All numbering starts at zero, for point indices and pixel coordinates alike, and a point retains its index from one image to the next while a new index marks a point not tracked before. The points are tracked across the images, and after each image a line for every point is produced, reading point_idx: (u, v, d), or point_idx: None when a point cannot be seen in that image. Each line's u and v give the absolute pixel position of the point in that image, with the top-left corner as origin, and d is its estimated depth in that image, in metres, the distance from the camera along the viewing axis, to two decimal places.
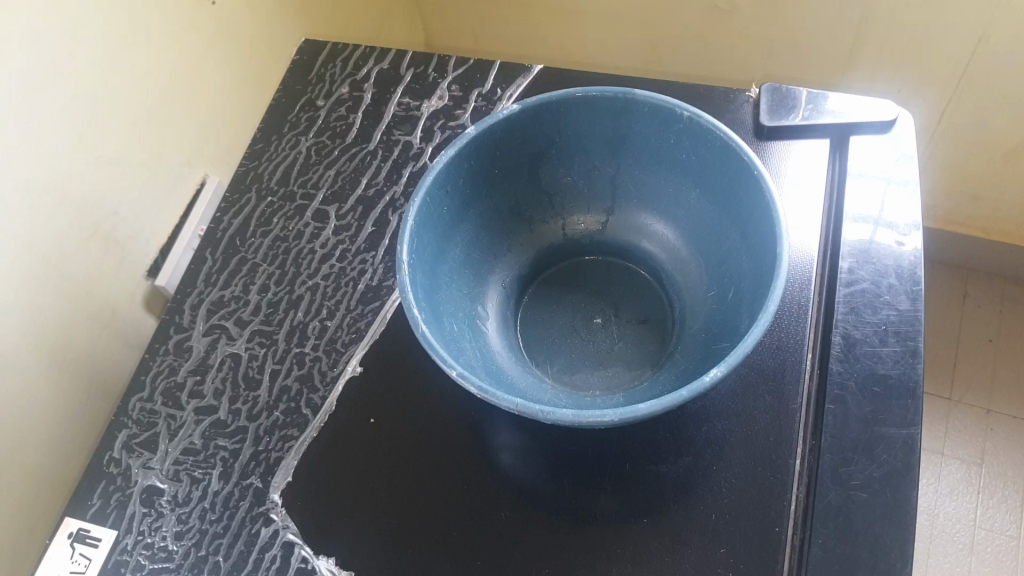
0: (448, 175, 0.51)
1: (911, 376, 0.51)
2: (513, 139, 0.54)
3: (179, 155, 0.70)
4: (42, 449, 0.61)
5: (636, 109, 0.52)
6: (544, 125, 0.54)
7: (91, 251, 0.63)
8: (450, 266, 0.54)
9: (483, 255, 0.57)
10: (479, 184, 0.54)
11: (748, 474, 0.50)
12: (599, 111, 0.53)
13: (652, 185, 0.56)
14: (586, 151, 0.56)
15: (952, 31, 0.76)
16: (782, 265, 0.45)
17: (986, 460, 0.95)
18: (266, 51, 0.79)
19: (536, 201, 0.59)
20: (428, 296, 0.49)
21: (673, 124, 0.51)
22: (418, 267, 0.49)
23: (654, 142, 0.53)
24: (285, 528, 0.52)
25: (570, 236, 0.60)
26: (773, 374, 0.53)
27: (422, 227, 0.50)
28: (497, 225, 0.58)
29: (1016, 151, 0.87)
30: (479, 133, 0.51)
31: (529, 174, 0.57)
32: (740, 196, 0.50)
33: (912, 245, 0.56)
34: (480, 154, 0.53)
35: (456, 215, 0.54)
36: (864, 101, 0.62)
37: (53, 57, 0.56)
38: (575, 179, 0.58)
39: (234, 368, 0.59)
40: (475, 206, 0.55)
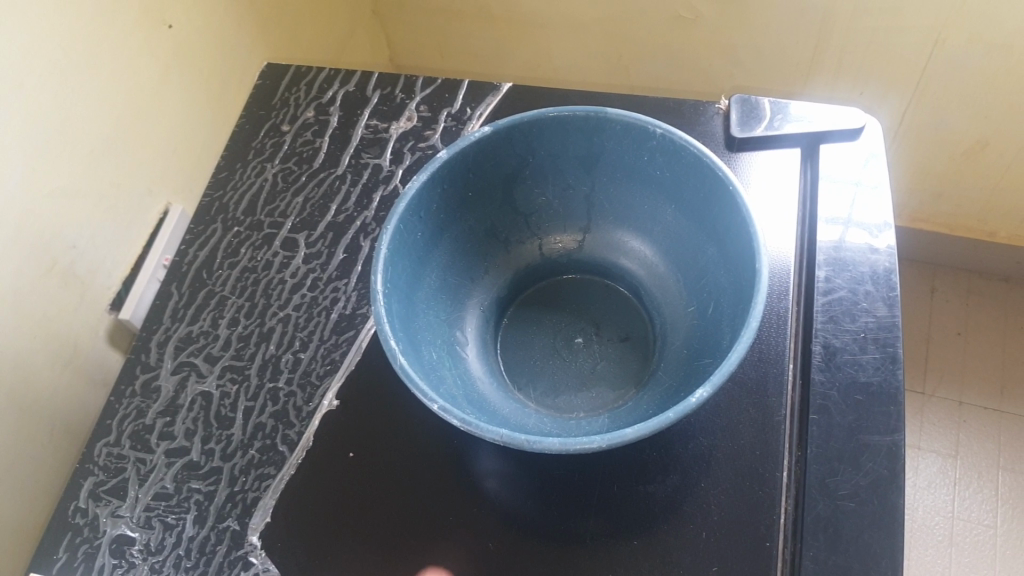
0: (421, 201, 0.50)
1: (892, 382, 0.51)
2: (485, 161, 0.53)
3: (138, 187, 0.68)
4: (7, 497, 0.59)
5: (610, 126, 0.52)
6: (516, 145, 0.53)
7: (48, 290, 0.61)
8: (427, 294, 0.53)
9: (461, 280, 0.56)
10: (452, 208, 0.53)
11: (734, 491, 0.49)
12: (571, 130, 0.52)
13: (627, 202, 0.56)
14: (560, 170, 0.55)
15: (912, 33, 0.77)
16: (762, 280, 0.44)
17: (960, 452, 0.96)
18: (226, 76, 0.77)
19: (512, 224, 0.58)
20: (406, 327, 0.48)
21: (646, 141, 0.51)
22: (395, 298, 0.48)
23: (628, 159, 0.53)
24: (265, 571, 0.50)
25: (547, 255, 0.60)
26: (756, 388, 0.52)
27: (397, 254, 0.49)
28: (473, 250, 0.57)
29: (976, 148, 0.88)
30: (450, 158, 0.51)
31: (504, 196, 0.56)
32: (717, 211, 0.49)
33: (886, 251, 0.56)
34: (452, 178, 0.52)
35: (430, 242, 0.53)
36: (832, 108, 0.62)
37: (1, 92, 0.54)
38: (549, 198, 0.57)
39: (206, 406, 0.58)
40: (450, 232, 0.54)
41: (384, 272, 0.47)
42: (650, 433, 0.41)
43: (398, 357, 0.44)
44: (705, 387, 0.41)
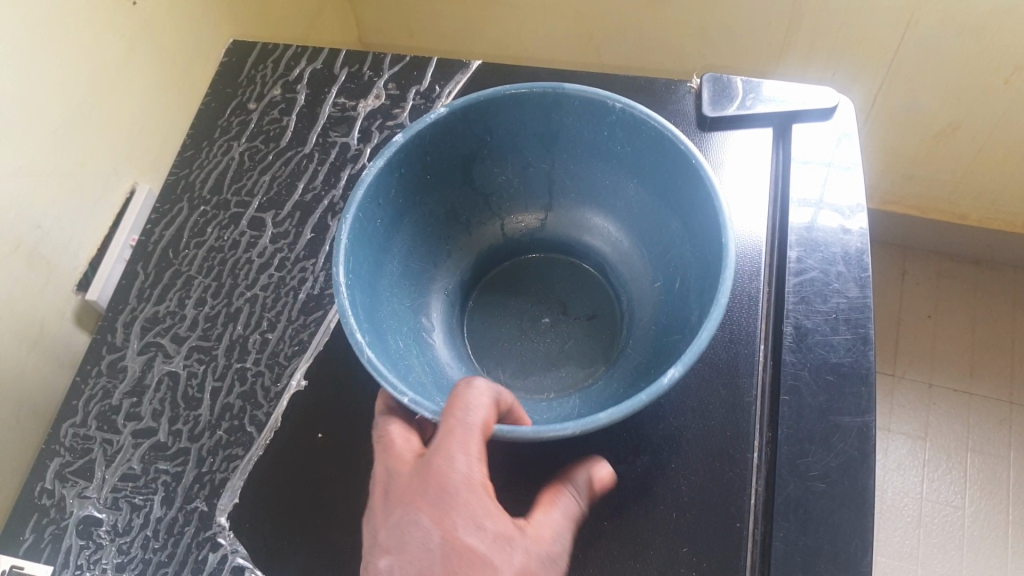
0: (379, 186, 0.49)
1: (863, 363, 0.51)
2: (443, 141, 0.52)
3: (105, 165, 0.67)
4: None
5: (568, 102, 0.51)
6: (472, 124, 0.52)
7: (13, 269, 0.59)
8: (390, 279, 0.52)
9: (423, 266, 0.56)
10: (409, 191, 0.52)
11: (706, 471, 0.49)
12: (530, 106, 0.51)
13: (589, 179, 0.55)
14: (519, 149, 0.55)
15: (885, 14, 0.77)
16: (727, 254, 0.43)
17: (929, 433, 0.96)
18: (193, 52, 0.76)
19: (472, 206, 0.57)
20: (367, 313, 0.47)
21: (606, 116, 0.50)
22: (356, 284, 0.47)
23: (588, 133, 0.52)
24: (234, 552, 0.50)
25: (509, 235, 0.59)
26: (727, 368, 0.52)
27: (356, 239, 0.48)
28: (434, 238, 0.56)
29: (948, 130, 0.88)
30: (407, 141, 0.49)
31: (463, 177, 0.55)
32: (683, 186, 0.48)
33: (859, 232, 0.56)
34: (409, 160, 0.51)
35: (390, 226, 0.52)
36: (804, 88, 0.62)
37: None
38: (509, 177, 0.57)
39: (173, 387, 0.57)
40: (409, 216, 0.53)
41: (343, 259, 0.46)
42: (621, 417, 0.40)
43: (363, 351, 0.43)
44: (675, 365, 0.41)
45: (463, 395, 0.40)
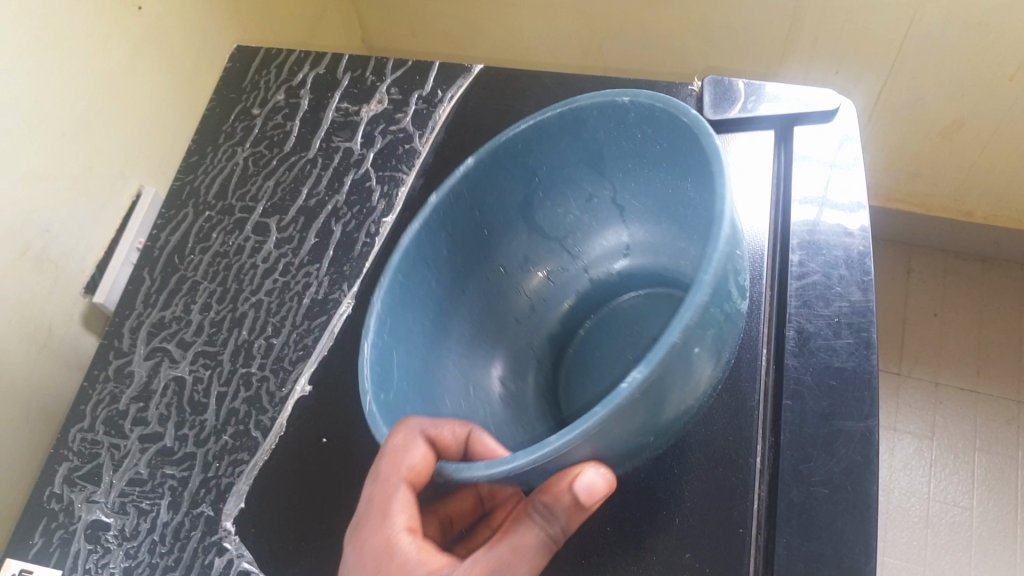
0: (421, 248, 0.52)
1: (866, 367, 0.51)
2: (479, 199, 0.53)
3: (112, 168, 0.66)
4: None
5: (588, 115, 0.50)
6: (512, 169, 0.53)
7: (22, 272, 0.59)
8: (438, 332, 0.53)
9: (497, 324, 0.56)
10: (466, 247, 0.54)
11: (709, 477, 0.49)
12: (557, 134, 0.52)
13: (643, 181, 0.52)
14: (573, 180, 0.54)
15: (886, 10, 0.77)
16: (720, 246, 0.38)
17: (936, 433, 0.96)
18: (197, 57, 0.76)
19: (550, 253, 0.57)
20: (401, 371, 0.49)
21: (626, 116, 0.49)
22: (392, 345, 0.49)
23: (622, 139, 0.50)
24: (239, 557, 0.50)
25: (597, 282, 0.57)
26: (728, 372, 0.52)
27: (396, 300, 0.50)
28: (501, 291, 0.57)
29: (953, 128, 0.88)
30: (442, 200, 0.52)
31: (526, 222, 0.56)
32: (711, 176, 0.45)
33: (861, 234, 0.56)
34: (456, 217, 0.53)
35: (440, 281, 0.53)
36: (805, 89, 0.62)
37: None
38: (577, 215, 0.56)
39: (179, 392, 0.57)
40: (469, 276, 0.55)
41: (377, 320, 0.48)
42: (579, 440, 0.36)
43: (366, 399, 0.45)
44: (646, 364, 0.36)
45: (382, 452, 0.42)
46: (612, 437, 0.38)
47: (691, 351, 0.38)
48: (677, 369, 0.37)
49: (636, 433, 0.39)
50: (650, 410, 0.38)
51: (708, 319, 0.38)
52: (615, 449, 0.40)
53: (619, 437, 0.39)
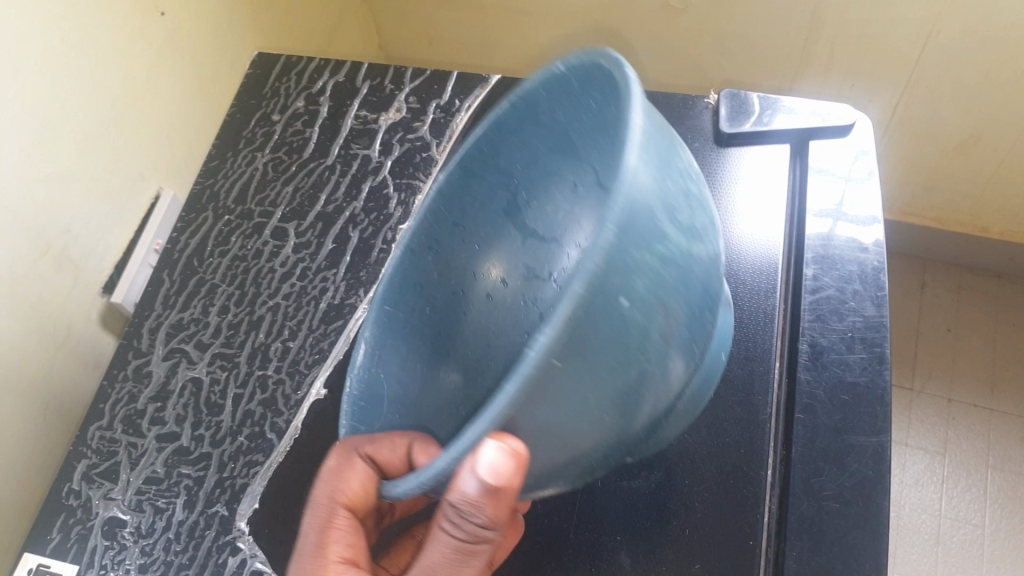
0: (411, 270, 0.51)
1: (879, 382, 0.51)
2: (467, 218, 0.53)
3: (133, 169, 0.67)
4: (15, 482, 0.58)
5: (538, 99, 0.46)
6: (489, 176, 0.52)
7: (45, 270, 0.59)
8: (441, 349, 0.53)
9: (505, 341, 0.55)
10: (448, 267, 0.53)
11: (720, 488, 0.50)
12: (516, 128, 0.49)
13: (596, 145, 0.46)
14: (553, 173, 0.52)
15: (905, 24, 0.77)
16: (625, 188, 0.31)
17: (948, 449, 0.96)
18: (218, 61, 0.76)
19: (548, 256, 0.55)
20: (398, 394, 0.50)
21: (568, 83, 0.44)
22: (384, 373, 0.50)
23: (567, 112, 0.46)
24: (253, 557, 0.51)
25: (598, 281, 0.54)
26: (741, 385, 0.53)
27: (383, 331, 0.50)
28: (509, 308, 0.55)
29: (970, 142, 0.88)
30: (420, 222, 0.51)
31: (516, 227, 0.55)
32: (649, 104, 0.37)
33: (876, 249, 0.56)
34: (439, 236, 0.52)
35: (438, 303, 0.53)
36: (821, 104, 0.62)
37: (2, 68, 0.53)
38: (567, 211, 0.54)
39: (196, 393, 0.58)
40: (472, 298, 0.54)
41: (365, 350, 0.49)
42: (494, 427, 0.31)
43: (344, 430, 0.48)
44: (549, 327, 0.29)
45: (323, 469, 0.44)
46: (545, 410, 0.32)
47: (607, 302, 0.31)
48: (594, 326, 0.31)
49: (582, 402, 0.33)
50: (581, 372, 0.31)
51: (626, 261, 0.31)
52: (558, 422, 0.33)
53: (558, 414, 0.33)
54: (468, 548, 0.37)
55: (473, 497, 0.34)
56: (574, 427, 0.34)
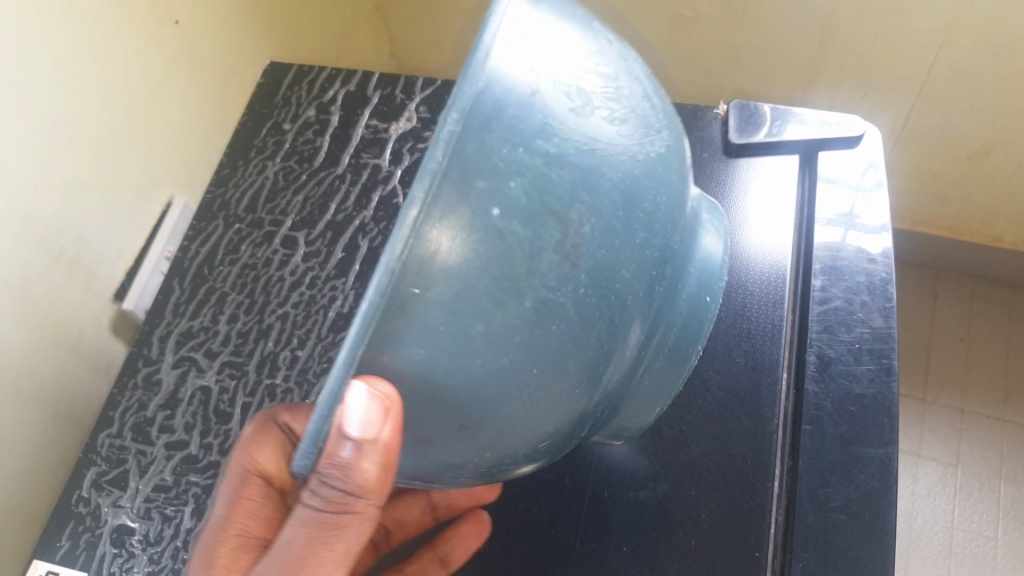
0: None
1: (886, 394, 0.51)
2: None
3: (144, 177, 0.67)
4: (25, 488, 0.58)
5: None
6: None
7: (56, 277, 0.59)
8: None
9: None
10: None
11: (726, 501, 0.49)
12: None
13: None
14: None
15: (916, 33, 0.77)
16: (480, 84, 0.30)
17: (961, 461, 0.96)
18: (230, 69, 0.77)
19: None
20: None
21: None
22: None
23: None
24: None
25: None
26: (748, 396, 0.53)
27: None
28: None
29: (982, 152, 0.87)
30: None
31: None
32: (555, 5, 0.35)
33: (884, 260, 0.56)
34: None
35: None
36: (830, 115, 0.62)
37: (16, 77, 0.54)
38: None
39: (204, 402, 0.58)
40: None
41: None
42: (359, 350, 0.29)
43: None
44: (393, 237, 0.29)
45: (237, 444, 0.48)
46: (433, 341, 0.31)
47: (459, 210, 0.29)
48: (452, 238, 0.29)
49: (480, 334, 0.31)
50: (460, 292, 0.30)
51: (478, 164, 0.30)
52: (466, 363, 0.32)
53: (446, 342, 0.31)
54: (334, 518, 0.38)
55: (338, 461, 0.34)
56: (490, 369, 0.32)
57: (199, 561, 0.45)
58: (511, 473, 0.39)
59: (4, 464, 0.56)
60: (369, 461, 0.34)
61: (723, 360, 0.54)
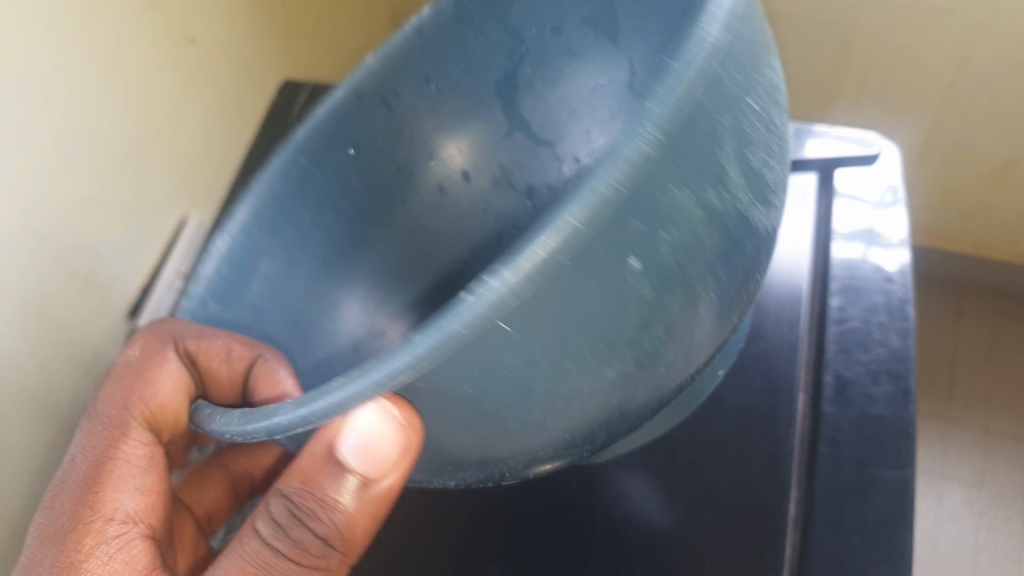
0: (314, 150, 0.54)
1: (903, 416, 0.50)
2: (417, 100, 0.58)
3: (158, 195, 0.68)
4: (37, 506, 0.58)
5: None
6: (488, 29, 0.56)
7: (70, 295, 0.59)
8: (339, 249, 0.57)
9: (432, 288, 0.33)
10: (373, 157, 0.58)
11: (739, 523, 0.48)
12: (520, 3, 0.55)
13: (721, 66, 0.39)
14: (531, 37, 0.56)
15: (936, 49, 0.76)
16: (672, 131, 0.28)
17: (986, 481, 0.94)
18: (245, 87, 0.77)
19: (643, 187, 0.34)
20: (266, 280, 0.52)
21: None
22: (263, 249, 0.52)
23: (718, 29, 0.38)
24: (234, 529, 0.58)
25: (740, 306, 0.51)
26: (765, 418, 0.52)
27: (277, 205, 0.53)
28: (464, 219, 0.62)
29: (1005, 167, 0.85)
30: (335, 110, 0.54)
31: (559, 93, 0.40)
32: (747, 37, 0.33)
33: (901, 279, 0.55)
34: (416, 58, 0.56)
35: (358, 189, 0.58)
36: (849, 138, 0.62)
37: (30, 99, 0.54)
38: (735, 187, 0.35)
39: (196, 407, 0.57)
40: (394, 203, 0.60)
41: (251, 209, 0.51)
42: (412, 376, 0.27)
43: (185, 307, 0.50)
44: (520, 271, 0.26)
45: (120, 382, 0.49)
46: (490, 379, 0.30)
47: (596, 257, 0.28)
48: (568, 287, 0.28)
49: (542, 390, 0.31)
50: (549, 342, 0.29)
51: (633, 214, 0.28)
52: (516, 413, 0.32)
53: (503, 384, 0.30)
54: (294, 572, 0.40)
55: (326, 499, 0.39)
56: (534, 423, 0.33)
57: (61, 532, 0.43)
58: (527, 470, 0.39)
59: (21, 485, 0.56)
60: (351, 506, 0.39)
61: (739, 380, 0.53)
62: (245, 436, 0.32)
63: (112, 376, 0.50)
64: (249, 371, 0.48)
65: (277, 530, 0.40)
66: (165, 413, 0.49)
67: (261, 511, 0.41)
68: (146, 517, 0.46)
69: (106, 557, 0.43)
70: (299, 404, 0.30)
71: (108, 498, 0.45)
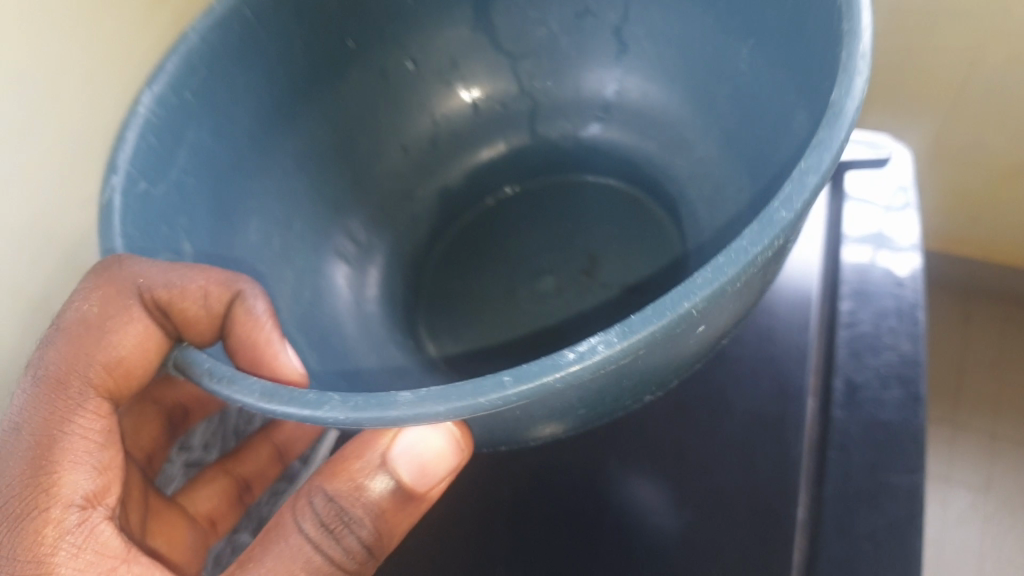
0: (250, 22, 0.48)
1: (913, 421, 0.50)
2: None
3: None
4: None
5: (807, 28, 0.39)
6: None
7: None
8: (267, 131, 0.51)
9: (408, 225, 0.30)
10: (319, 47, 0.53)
11: (748, 526, 0.48)
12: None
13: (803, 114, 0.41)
14: None
15: (945, 52, 0.76)
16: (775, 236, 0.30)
17: (992, 485, 0.94)
18: None
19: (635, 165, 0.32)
20: (194, 153, 0.46)
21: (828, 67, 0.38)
22: (192, 114, 0.46)
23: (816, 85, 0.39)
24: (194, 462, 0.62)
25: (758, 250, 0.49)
26: (774, 422, 0.51)
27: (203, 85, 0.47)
28: (412, 124, 0.61)
29: (1015, 172, 0.85)
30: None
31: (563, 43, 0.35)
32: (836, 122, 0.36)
33: (912, 284, 0.55)
34: None
35: (299, 69, 0.52)
36: (858, 140, 0.62)
37: None
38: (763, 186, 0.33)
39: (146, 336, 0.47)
40: (331, 82, 0.55)
41: (182, 61, 0.46)
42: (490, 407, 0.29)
43: (109, 193, 0.41)
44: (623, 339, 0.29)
45: (69, 343, 0.44)
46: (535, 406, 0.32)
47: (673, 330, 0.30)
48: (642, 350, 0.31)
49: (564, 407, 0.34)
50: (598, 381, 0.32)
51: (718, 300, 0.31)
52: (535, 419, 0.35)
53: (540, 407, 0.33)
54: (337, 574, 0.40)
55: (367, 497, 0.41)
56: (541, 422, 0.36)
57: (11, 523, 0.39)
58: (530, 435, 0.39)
59: None
60: (389, 503, 0.41)
61: (748, 383, 0.53)
62: (268, 413, 0.31)
63: (58, 327, 0.44)
64: (226, 315, 0.43)
65: (325, 536, 0.40)
66: (128, 373, 0.45)
67: (303, 514, 0.41)
68: (101, 495, 0.42)
69: (72, 551, 0.39)
70: (352, 405, 0.30)
71: (64, 479, 0.41)
